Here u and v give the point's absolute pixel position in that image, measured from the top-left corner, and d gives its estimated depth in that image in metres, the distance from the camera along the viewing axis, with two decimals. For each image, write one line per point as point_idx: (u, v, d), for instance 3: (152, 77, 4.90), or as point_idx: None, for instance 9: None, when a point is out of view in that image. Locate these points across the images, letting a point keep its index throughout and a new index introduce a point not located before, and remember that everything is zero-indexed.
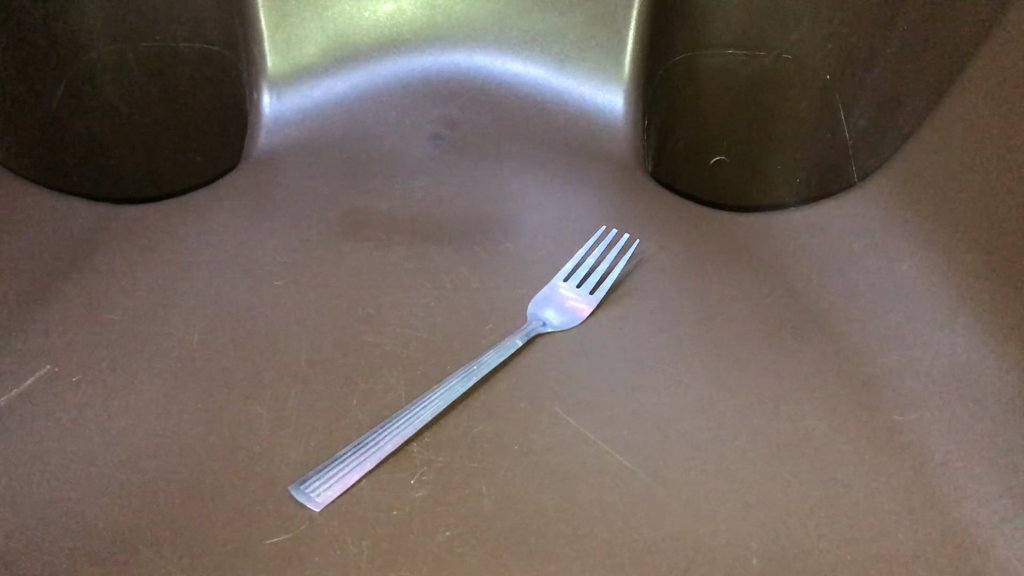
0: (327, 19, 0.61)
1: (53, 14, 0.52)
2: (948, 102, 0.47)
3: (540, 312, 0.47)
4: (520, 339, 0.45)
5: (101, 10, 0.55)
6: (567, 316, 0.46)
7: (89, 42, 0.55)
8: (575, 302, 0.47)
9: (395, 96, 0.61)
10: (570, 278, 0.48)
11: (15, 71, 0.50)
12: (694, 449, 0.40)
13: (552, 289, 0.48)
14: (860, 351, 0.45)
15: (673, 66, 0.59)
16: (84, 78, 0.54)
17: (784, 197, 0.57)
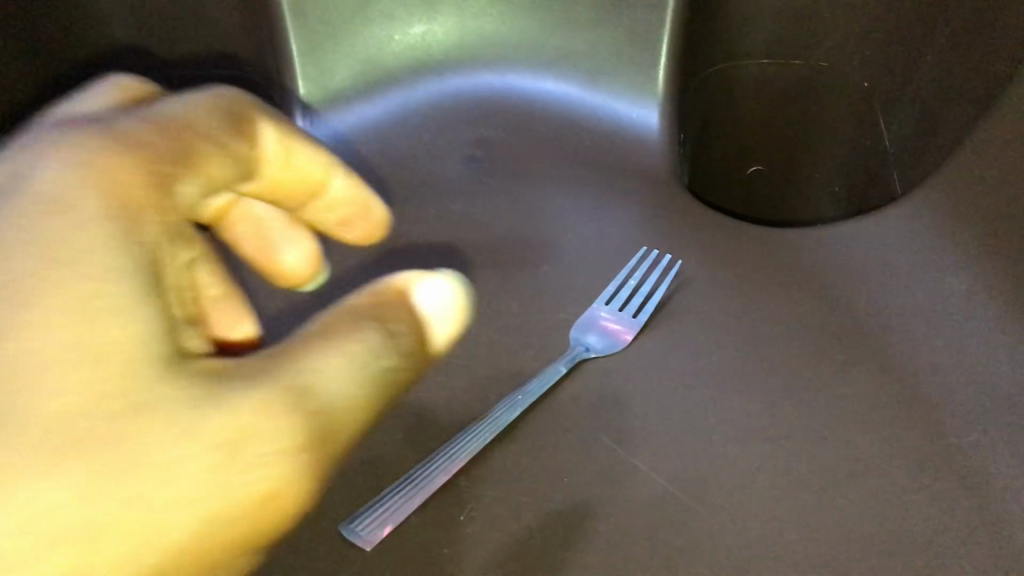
0: (358, 43, 0.60)
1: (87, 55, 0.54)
2: (997, 113, 0.46)
3: (584, 334, 0.47)
4: (563, 366, 0.45)
5: (132, 51, 0.56)
6: (610, 342, 0.46)
7: None
8: (618, 324, 0.47)
9: (427, 118, 0.60)
10: (610, 298, 0.48)
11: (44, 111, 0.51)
12: (744, 479, 0.40)
13: (593, 309, 0.48)
14: (910, 367, 0.44)
15: (706, 80, 0.59)
16: None
17: (824, 211, 0.56)
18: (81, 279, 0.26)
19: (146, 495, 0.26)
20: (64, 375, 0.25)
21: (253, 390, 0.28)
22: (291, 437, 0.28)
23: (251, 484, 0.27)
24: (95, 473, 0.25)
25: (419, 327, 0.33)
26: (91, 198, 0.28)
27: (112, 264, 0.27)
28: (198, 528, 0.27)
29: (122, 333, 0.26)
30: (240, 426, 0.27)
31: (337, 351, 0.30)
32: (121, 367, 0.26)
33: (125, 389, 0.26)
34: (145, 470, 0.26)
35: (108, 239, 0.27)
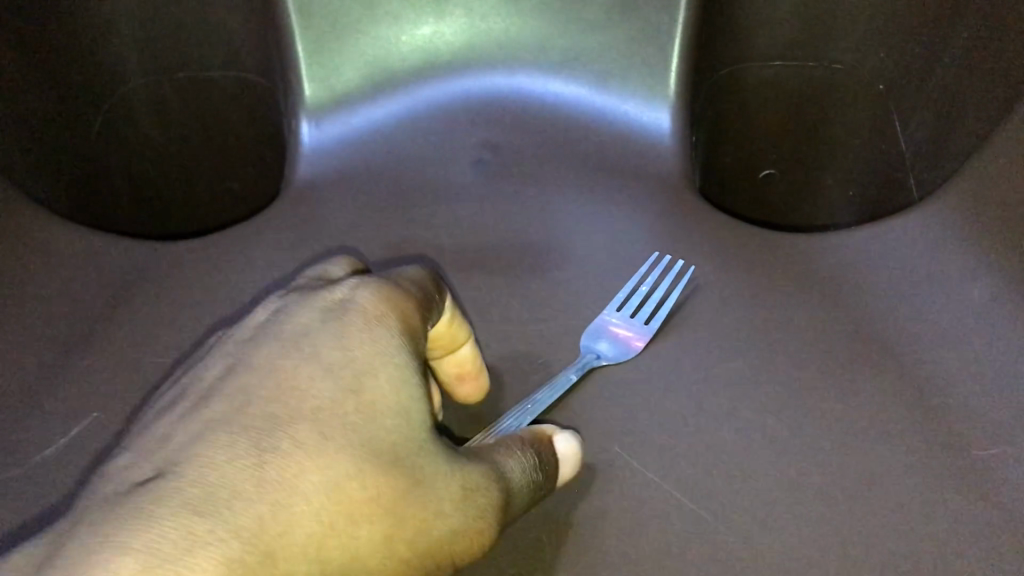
0: (366, 44, 0.59)
1: (93, 52, 0.55)
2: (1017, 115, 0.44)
3: (592, 341, 0.46)
4: (573, 373, 0.44)
5: (138, 47, 0.57)
6: (620, 350, 0.45)
7: (127, 75, 0.57)
8: (627, 330, 0.46)
9: (436, 121, 0.59)
10: (620, 305, 0.47)
11: (60, 109, 0.52)
12: (762, 491, 0.39)
13: (602, 316, 0.47)
14: (932, 375, 0.43)
15: (718, 81, 0.58)
16: (122, 115, 0.57)
17: (840, 216, 0.57)
18: (375, 404, 0.31)
19: (380, 547, 0.30)
20: (341, 448, 0.30)
21: (481, 475, 0.34)
22: (490, 527, 0.34)
23: (444, 553, 0.32)
24: (357, 527, 0.29)
25: (559, 467, 0.38)
26: (371, 354, 0.32)
27: (401, 397, 0.32)
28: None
29: (406, 434, 0.32)
30: (447, 510, 0.32)
31: (523, 463, 0.36)
32: (409, 458, 0.31)
33: (388, 469, 0.30)
34: (383, 520, 0.30)
35: (408, 378, 0.33)
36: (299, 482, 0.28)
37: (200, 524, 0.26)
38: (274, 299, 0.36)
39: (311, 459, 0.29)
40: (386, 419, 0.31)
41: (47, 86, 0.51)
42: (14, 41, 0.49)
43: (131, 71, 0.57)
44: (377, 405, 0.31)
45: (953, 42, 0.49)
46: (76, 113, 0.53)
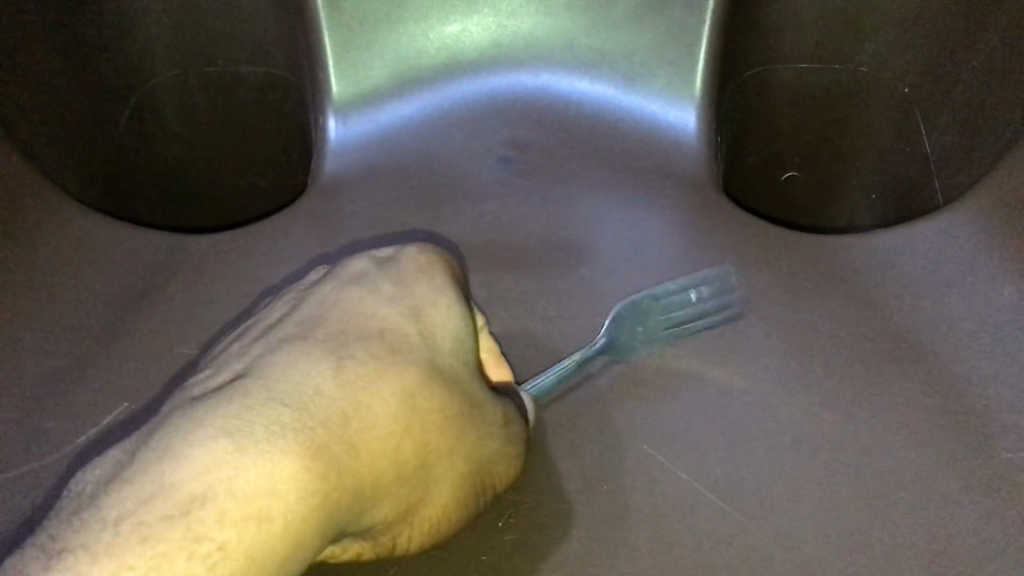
0: (392, 41, 0.59)
1: (116, 45, 0.56)
2: None
3: (605, 339, 0.46)
4: (577, 358, 0.45)
5: (164, 42, 0.58)
6: (630, 351, 0.46)
7: (153, 68, 0.58)
8: (643, 329, 0.46)
9: (461, 118, 0.59)
10: (634, 303, 0.48)
11: (82, 99, 0.53)
12: (789, 493, 0.40)
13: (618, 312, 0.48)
14: (958, 380, 0.43)
15: (743, 84, 0.58)
16: (145, 107, 0.58)
17: (859, 218, 0.57)
18: (437, 336, 0.33)
19: (441, 455, 0.32)
20: (413, 364, 0.31)
21: (508, 412, 0.37)
22: (516, 455, 0.37)
23: (480, 471, 0.35)
24: (425, 432, 0.31)
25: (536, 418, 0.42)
26: (428, 296, 0.34)
27: (455, 333, 0.34)
28: (453, 488, 0.34)
29: (460, 365, 0.34)
30: (486, 435, 0.35)
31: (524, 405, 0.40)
32: (462, 383, 0.33)
33: (445, 386, 0.32)
34: (446, 428, 0.32)
35: (462, 320, 0.35)
36: (383, 385, 0.30)
37: (288, 412, 0.27)
38: (325, 266, 0.37)
39: (391, 369, 0.30)
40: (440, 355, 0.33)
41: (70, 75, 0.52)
42: (39, 26, 0.50)
43: (156, 64, 0.58)
44: (435, 340, 0.33)
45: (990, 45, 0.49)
46: (99, 100, 0.54)
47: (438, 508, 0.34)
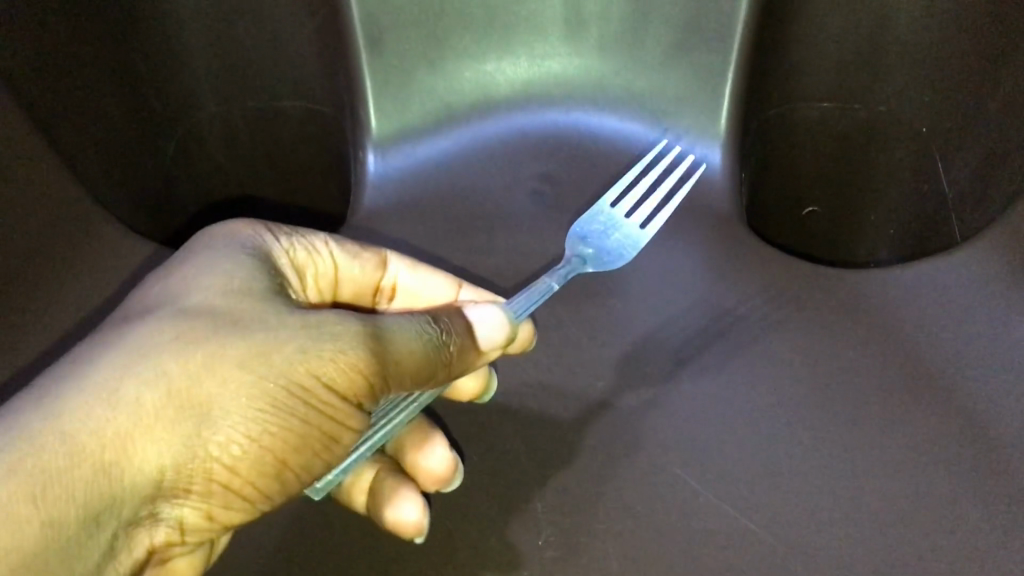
0: (430, 81, 0.62)
1: (165, 83, 0.58)
2: None
3: (588, 245, 0.51)
4: (554, 282, 0.46)
5: (212, 80, 0.60)
6: (618, 254, 0.51)
7: (200, 106, 0.60)
8: (624, 231, 0.52)
9: (495, 153, 0.62)
10: (603, 208, 0.53)
11: (133, 137, 0.55)
12: (815, 512, 0.42)
13: (588, 219, 0.53)
14: (982, 406, 0.44)
15: (766, 121, 0.61)
16: (191, 141, 0.61)
17: (878, 252, 0.60)
18: (209, 287, 0.35)
19: (203, 382, 0.32)
20: (184, 316, 0.34)
21: (327, 322, 0.36)
22: (350, 360, 0.35)
23: (281, 386, 0.34)
24: (186, 371, 0.32)
25: (474, 337, 0.40)
26: (225, 242, 0.39)
27: (240, 275, 0.37)
28: (245, 411, 0.33)
29: (242, 302, 0.35)
30: (277, 348, 0.34)
31: (403, 325, 0.38)
32: (239, 314, 0.35)
33: (195, 321, 0.34)
34: (208, 358, 0.33)
35: (241, 262, 0.38)
36: (124, 346, 0.32)
37: None
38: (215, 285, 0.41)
39: (155, 330, 0.33)
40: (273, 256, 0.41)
41: (122, 116, 0.54)
42: (95, 70, 0.52)
43: (204, 100, 0.60)
44: (260, 250, 0.40)
45: (998, 89, 0.51)
46: (153, 133, 0.57)
47: (238, 438, 0.33)
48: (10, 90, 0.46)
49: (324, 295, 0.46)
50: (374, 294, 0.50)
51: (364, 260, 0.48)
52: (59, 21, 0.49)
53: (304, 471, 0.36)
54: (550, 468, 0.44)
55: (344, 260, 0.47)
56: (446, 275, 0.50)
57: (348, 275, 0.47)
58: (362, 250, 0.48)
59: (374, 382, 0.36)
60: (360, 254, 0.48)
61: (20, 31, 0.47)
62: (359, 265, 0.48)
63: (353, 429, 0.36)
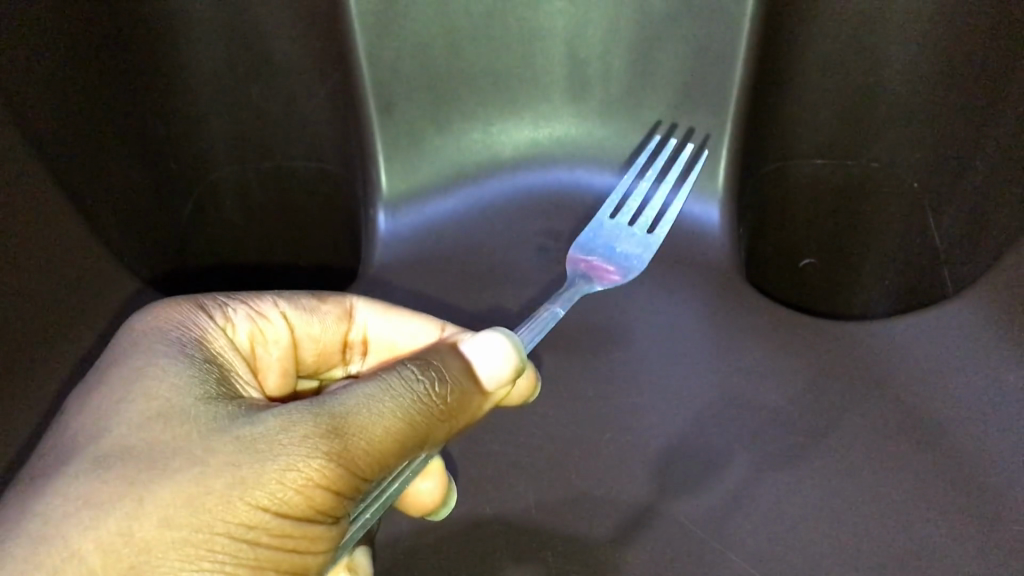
0: (440, 143, 0.65)
1: (185, 139, 0.59)
2: None
3: (596, 263, 0.54)
4: (560, 309, 0.47)
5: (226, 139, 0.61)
6: (627, 267, 0.54)
7: (217, 163, 0.62)
8: (629, 242, 0.55)
9: (502, 211, 0.64)
10: (606, 221, 0.56)
11: (155, 191, 0.56)
12: (814, 559, 0.45)
13: (593, 232, 0.56)
14: (966, 452, 0.47)
15: (763, 178, 0.63)
16: (209, 195, 0.62)
17: (874, 307, 0.61)
18: (129, 414, 0.30)
19: (124, 552, 0.27)
20: (98, 468, 0.29)
21: (268, 432, 0.30)
22: (301, 471, 0.30)
23: (218, 531, 0.28)
24: (103, 548, 0.27)
25: (474, 374, 0.38)
26: (152, 337, 0.35)
27: (162, 388, 0.32)
28: (180, 574, 0.27)
29: (168, 426, 0.30)
30: (206, 487, 0.29)
31: (369, 401, 0.33)
32: (164, 447, 0.29)
33: (109, 472, 0.28)
34: (128, 523, 0.27)
35: (165, 364, 0.33)
36: (27, 531, 0.27)
37: None
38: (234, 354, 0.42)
39: (64, 501, 0.28)
40: (206, 329, 0.38)
41: (145, 171, 0.55)
42: (119, 129, 0.53)
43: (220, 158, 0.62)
44: (192, 329, 0.37)
45: (978, 142, 0.52)
46: (175, 193, 0.58)
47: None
48: (43, 168, 0.47)
49: (281, 359, 0.43)
50: (346, 351, 0.47)
51: (324, 314, 0.44)
52: (89, 95, 0.50)
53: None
54: (568, 519, 0.49)
55: (297, 318, 0.44)
56: (422, 317, 0.47)
57: (306, 333, 0.44)
58: (320, 302, 0.44)
59: (335, 485, 0.31)
60: (318, 307, 0.44)
61: (53, 107, 0.48)
62: (317, 320, 0.44)
63: (318, 547, 0.31)
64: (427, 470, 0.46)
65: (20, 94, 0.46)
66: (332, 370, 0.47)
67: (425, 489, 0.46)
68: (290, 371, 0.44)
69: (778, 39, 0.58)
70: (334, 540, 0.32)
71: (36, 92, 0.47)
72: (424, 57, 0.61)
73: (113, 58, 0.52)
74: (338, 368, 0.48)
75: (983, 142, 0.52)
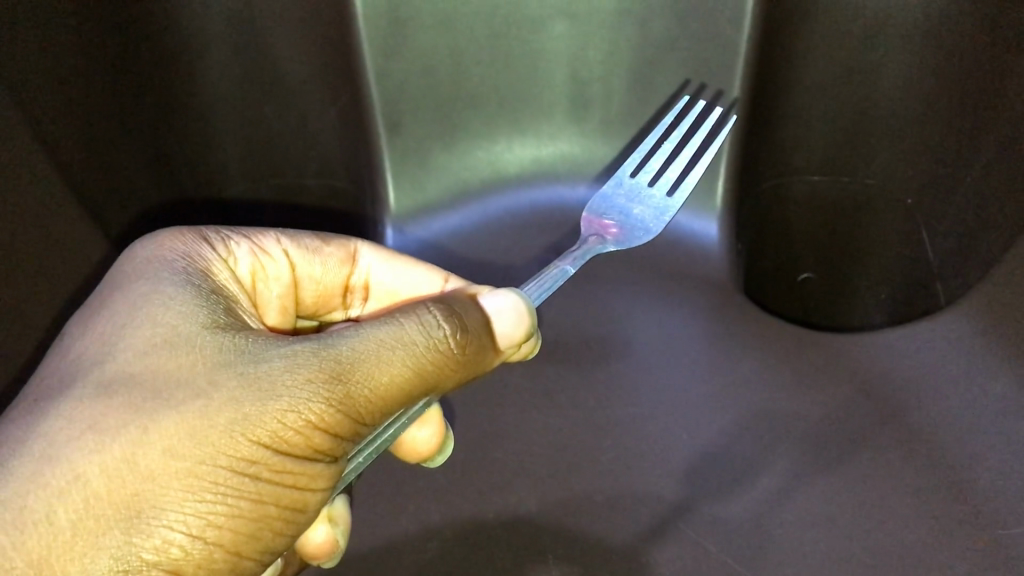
0: (446, 162, 0.67)
1: (200, 137, 0.57)
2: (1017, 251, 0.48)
3: (611, 223, 0.51)
4: (571, 266, 0.44)
5: (241, 147, 0.59)
6: (643, 227, 0.51)
7: (228, 168, 0.59)
8: (648, 203, 0.52)
9: (508, 228, 0.68)
10: (626, 178, 0.54)
11: (162, 183, 0.55)
12: (806, 560, 0.46)
13: (612, 191, 0.53)
14: (951, 459, 0.48)
15: (759, 195, 0.64)
16: (220, 202, 0.59)
17: (872, 316, 0.58)
18: (135, 341, 0.30)
19: (127, 479, 0.27)
20: (102, 394, 0.28)
21: (272, 371, 0.30)
22: (301, 413, 0.30)
23: (221, 464, 0.28)
24: (107, 473, 0.27)
25: (492, 329, 0.37)
26: (158, 267, 0.34)
27: (169, 316, 0.31)
28: (183, 503, 0.27)
29: (173, 356, 0.30)
30: (209, 421, 0.28)
31: (381, 343, 0.32)
32: (168, 378, 0.29)
33: (114, 398, 0.28)
34: (131, 451, 0.27)
35: (171, 292, 0.32)
36: (31, 450, 0.26)
37: None
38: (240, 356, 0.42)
39: (69, 425, 0.27)
40: (210, 259, 0.37)
41: (153, 163, 0.54)
42: (136, 118, 0.52)
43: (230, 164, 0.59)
44: (197, 259, 0.36)
45: (974, 156, 0.52)
46: (181, 201, 0.56)
47: (177, 535, 0.27)
48: (44, 152, 0.46)
49: (281, 297, 0.43)
50: (347, 295, 0.47)
51: (327, 256, 0.44)
52: (87, 74, 0.48)
53: (266, 550, 0.30)
54: (566, 521, 0.50)
55: (299, 257, 0.43)
56: (425, 266, 0.47)
57: (307, 274, 0.44)
58: (324, 243, 0.44)
59: (335, 428, 0.30)
60: (321, 249, 0.44)
61: (49, 90, 0.46)
62: (319, 262, 0.44)
63: (318, 484, 0.31)
64: (424, 418, 0.46)
65: (29, 99, 0.45)
66: (331, 313, 0.47)
67: (421, 437, 0.46)
68: (290, 310, 0.44)
69: (775, 61, 0.60)
70: (333, 480, 0.32)
71: (33, 75, 0.45)
72: (432, 79, 0.64)
73: (134, 45, 0.51)
74: (338, 310, 0.48)
75: (978, 156, 0.51)
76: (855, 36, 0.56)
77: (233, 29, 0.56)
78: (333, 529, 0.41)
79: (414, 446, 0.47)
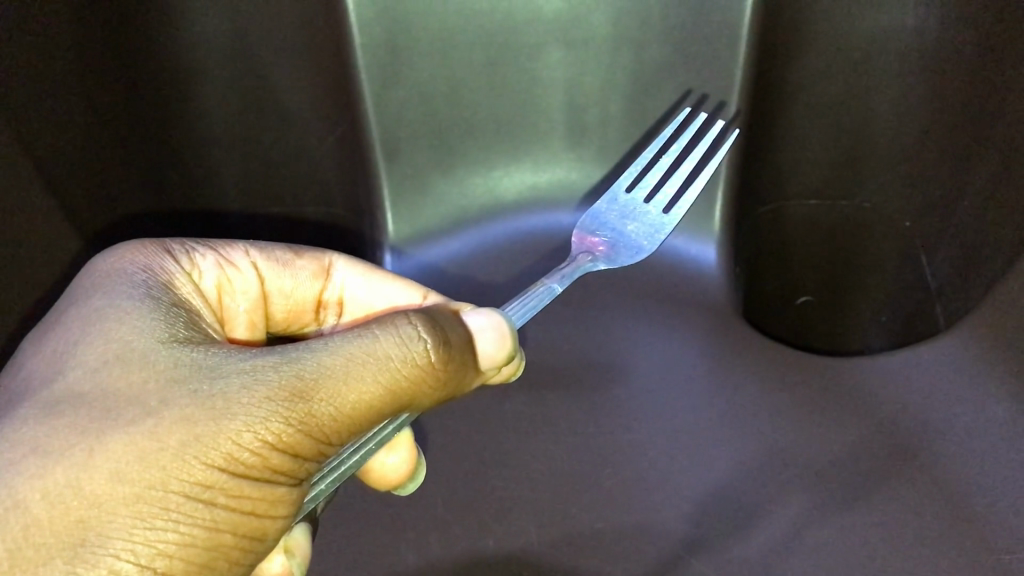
0: (442, 189, 0.68)
1: (186, 154, 0.56)
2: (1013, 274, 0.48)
3: (601, 241, 0.51)
4: (559, 286, 0.44)
5: (234, 170, 0.59)
6: (635, 246, 0.51)
7: (220, 189, 0.59)
8: (642, 219, 0.52)
9: (503, 255, 0.67)
10: (620, 194, 0.54)
11: (152, 201, 0.54)
12: None
13: (605, 208, 0.53)
14: (952, 482, 0.48)
15: (756, 222, 0.64)
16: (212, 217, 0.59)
17: (870, 340, 0.58)
18: (86, 358, 0.30)
19: (72, 505, 0.26)
20: (49, 415, 0.28)
21: (228, 388, 0.30)
22: (258, 433, 0.29)
23: (172, 489, 0.28)
24: (49, 499, 0.26)
25: (474, 347, 0.37)
26: (117, 280, 0.34)
27: (123, 332, 0.31)
28: (131, 531, 0.27)
29: (124, 372, 0.29)
30: (160, 442, 0.28)
31: (350, 359, 0.32)
32: (118, 395, 0.29)
33: (60, 420, 0.28)
34: (76, 476, 0.27)
35: (127, 307, 0.32)
36: None
37: None
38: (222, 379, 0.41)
39: (11, 448, 0.27)
40: (173, 272, 0.37)
41: (141, 181, 0.53)
42: (122, 138, 0.52)
43: (221, 180, 0.59)
44: (159, 272, 0.36)
45: (965, 180, 0.52)
46: (174, 219, 0.56)
47: (125, 565, 0.26)
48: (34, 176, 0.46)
49: (249, 311, 0.43)
50: (321, 310, 0.46)
51: (298, 269, 0.44)
52: (78, 97, 0.48)
53: None
54: (568, 551, 0.50)
55: (269, 270, 0.44)
56: (403, 281, 0.47)
57: (278, 288, 0.44)
58: (295, 257, 0.44)
59: (294, 448, 0.30)
60: (293, 262, 0.44)
61: (43, 109, 0.46)
62: (289, 275, 0.44)
63: (276, 508, 0.31)
64: (393, 444, 0.46)
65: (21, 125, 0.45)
66: (305, 329, 0.47)
67: (391, 463, 0.46)
68: (259, 324, 0.44)
69: (769, 86, 0.60)
70: (295, 505, 0.32)
71: (30, 104, 0.46)
72: (429, 106, 0.64)
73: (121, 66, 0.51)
74: (311, 327, 0.47)
75: (971, 179, 0.51)
76: (849, 59, 0.56)
77: (230, 58, 0.56)
78: (291, 561, 0.40)
79: (383, 474, 0.46)
